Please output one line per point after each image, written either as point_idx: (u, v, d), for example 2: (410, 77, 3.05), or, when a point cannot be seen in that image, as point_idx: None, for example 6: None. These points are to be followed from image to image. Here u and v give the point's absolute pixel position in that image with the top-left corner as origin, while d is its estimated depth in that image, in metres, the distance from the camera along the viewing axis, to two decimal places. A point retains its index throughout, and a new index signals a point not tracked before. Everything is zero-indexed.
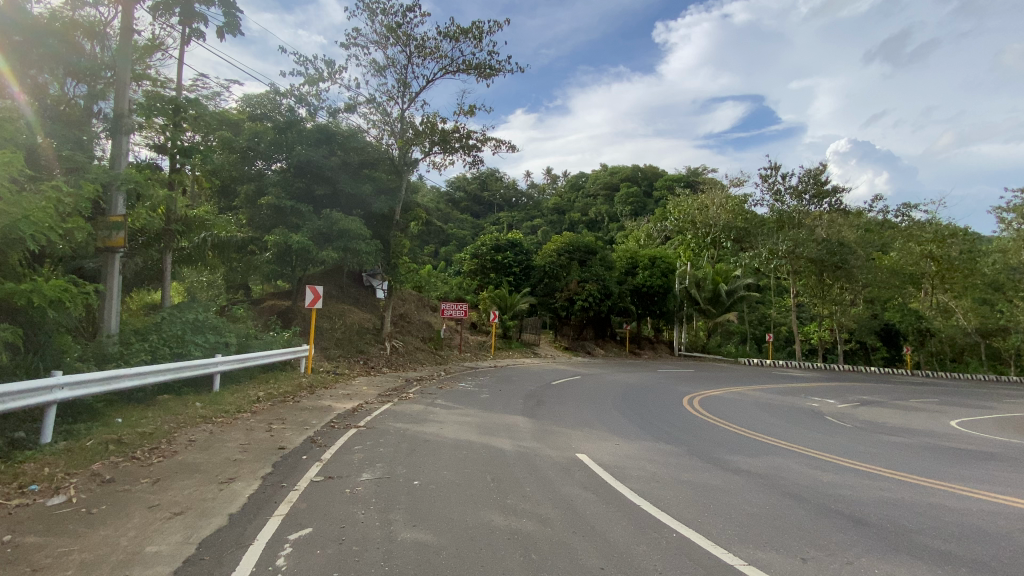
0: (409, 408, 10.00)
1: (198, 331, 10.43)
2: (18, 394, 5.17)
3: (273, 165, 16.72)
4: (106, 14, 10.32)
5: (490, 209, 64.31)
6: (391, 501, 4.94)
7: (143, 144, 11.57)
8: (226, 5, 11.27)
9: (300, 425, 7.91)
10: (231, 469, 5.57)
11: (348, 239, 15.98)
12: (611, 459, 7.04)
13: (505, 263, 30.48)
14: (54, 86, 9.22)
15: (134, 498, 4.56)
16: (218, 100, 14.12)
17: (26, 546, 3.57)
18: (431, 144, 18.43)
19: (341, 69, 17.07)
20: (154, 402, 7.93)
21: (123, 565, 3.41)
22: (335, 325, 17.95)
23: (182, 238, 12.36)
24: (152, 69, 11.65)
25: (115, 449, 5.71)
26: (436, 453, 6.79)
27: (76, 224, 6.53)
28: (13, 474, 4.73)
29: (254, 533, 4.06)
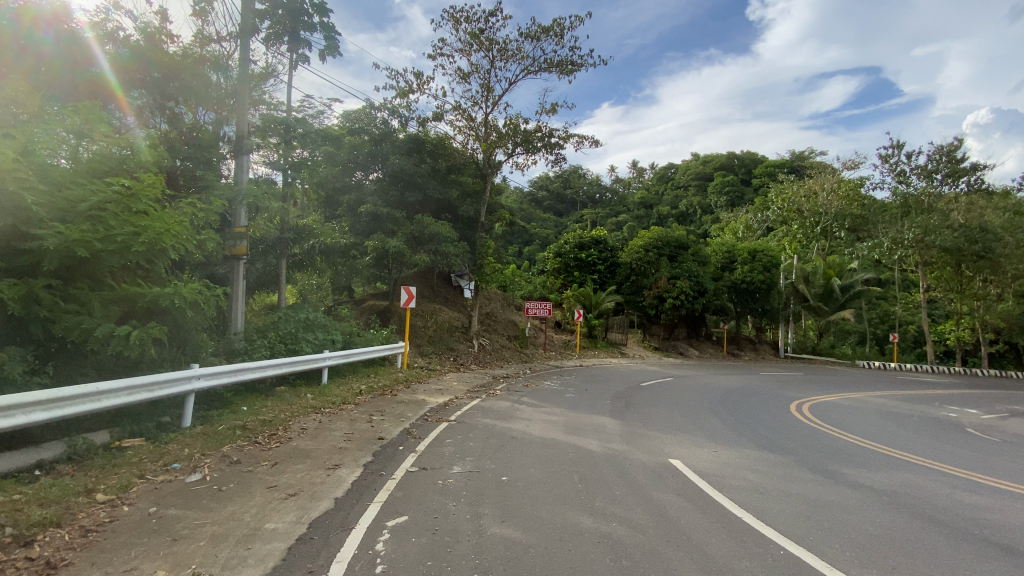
0: (497, 404, 10.20)
1: (309, 329, 11.47)
2: (164, 384, 5.98)
3: (370, 175, 17.77)
4: (227, 48, 11.63)
5: (574, 207, 63.91)
6: (480, 495, 5.04)
7: (260, 161, 12.89)
8: (326, 29, 12.26)
9: (396, 418, 8.37)
10: (336, 457, 6.01)
11: (438, 241, 16.82)
12: (707, 466, 6.64)
13: (590, 260, 30.16)
14: (188, 115, 10.58)
15: (255, 479, 5.06)
16: (321, 118, 15.36)
17: (169, 517, 4.09)
18: (514, 146, 18.66)
19: (428, 78, 17.77)
20: (272, 393, 8.82)
21: (247, 539, 3.80)
22: (428, 323, 18.85)
23: (294, 245, 13.68)
24: (267, 94, 12.93)
25: (240, 434, 6.41)
26: (523, 450, 6.83)
27: (207, 235, 7.46)
28: (160, 453, 5.47)
29: (357, 518, 4.33)
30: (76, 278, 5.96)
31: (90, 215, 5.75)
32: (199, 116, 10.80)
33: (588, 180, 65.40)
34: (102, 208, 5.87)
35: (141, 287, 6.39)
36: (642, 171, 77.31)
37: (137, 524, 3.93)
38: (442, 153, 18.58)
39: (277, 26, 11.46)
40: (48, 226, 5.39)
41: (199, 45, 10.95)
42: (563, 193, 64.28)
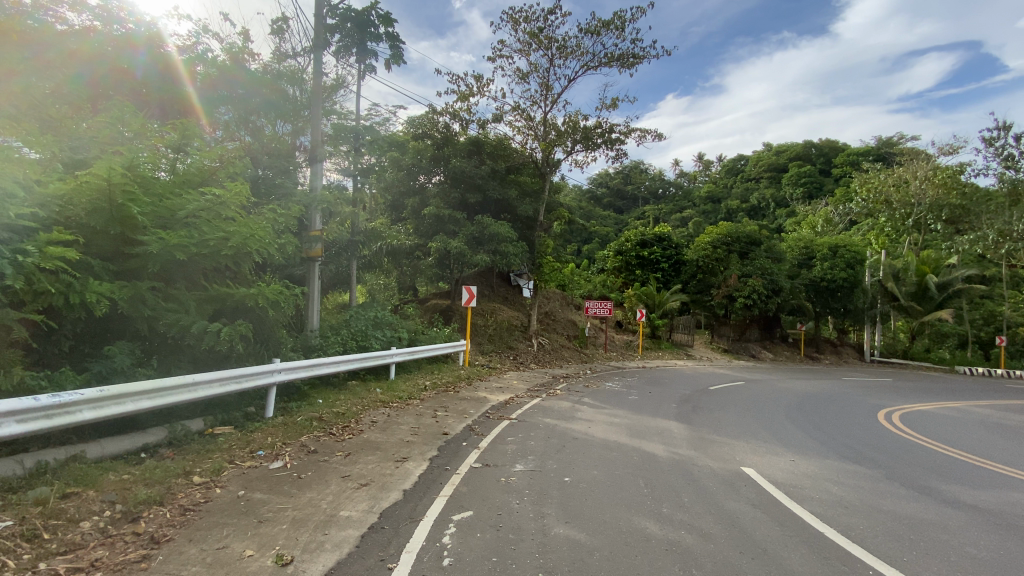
0: (558, 404, 10.14)
1: (377, 328, 12.00)
2: (250, 376, 6.46)
3: (433, 178, 18.32)
4: (302, 63, 12.38)
5: (635, 203, 62.41)
6: (543, 495, 5.03)
7: (334, 168, 13.65)
8: (392, 39, 12.77)
9: (460, 414, 8.55)
10: (404, 450, 6.23)
11: (498, 241, 16.99)
12: (783, 476, 6.24)
13: (652, 259, 30.17)
14: (268, 127, 11.35)
15: (330, 468, 5.34)
16: (387, 125, 16.02)
17: (256, 500, 4.40)
18: (573, 143, 18.49)
19: (488, 81, 17.98)
20: (345, 387, 9.30)
21: (324, 525, 4.02)
22: (488, 322, 19.13)
23: (363, 247, 14.34)
24: (338, 104, 13.64)
25: (316, 425, 6.81)
26: (586, 451, 6.73)
27: (287, 238, 7.96)
28: (247, 440, 5.92)
29: (424, 511, 4.45)
30: (174, 281, 6.52)
31: (186, 221, 6.30)
32: (278, 128, 11.56)
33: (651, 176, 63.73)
34: (197, 215, 6.40)
35: (230, 288, 6.93)
36: (709, 164, 74.15)
37: (228, 506, 4.27)
38: (502, 153, 18.75)
39: (346, 39, 12.04)
40: (151, 233, 5.96)
41: (278, 62, 11.80)
42: (624, 189, 63.23)
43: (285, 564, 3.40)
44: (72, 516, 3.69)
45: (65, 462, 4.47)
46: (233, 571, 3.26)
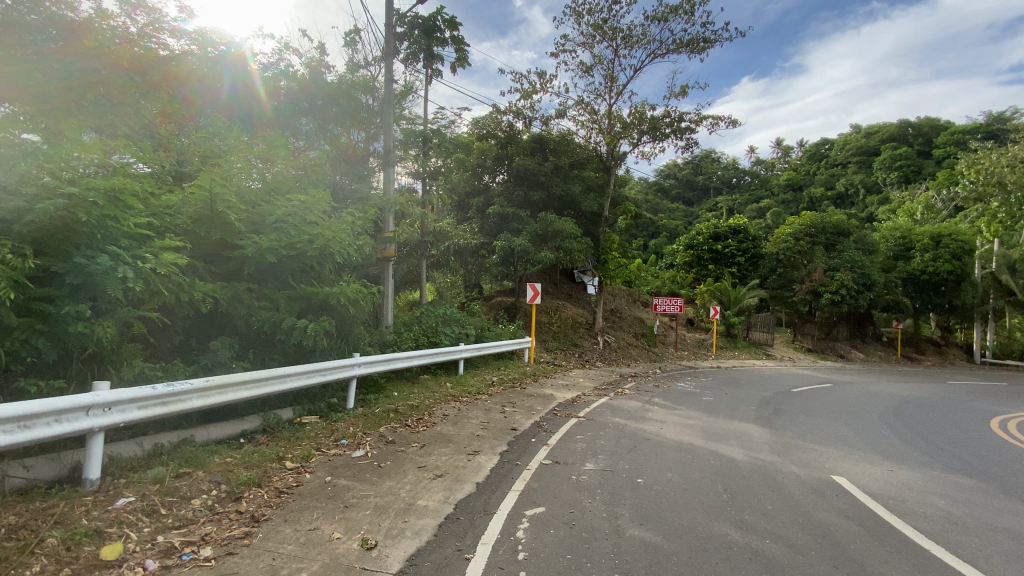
0: (627, 403, 9.93)
1: (446, 325, 12.36)
2: (333, 369, 6.89)
3: (497, 177, 18.73)
4: (374, 72, 12.92)
5: (706, 194, 59.72)
6: (616, 495, 4.94)
7: (405, 172, 14.21)
8: (458, 42, 13.07)
9: (528, 410, 8.60)
10: (475, 443, 6.37)
11: (562, 238, 16.90)
12: (879, 486, 5.72)
13: (726, 253, 29.49)
14: (344, 136, 11.76)
15: (407, 459, 5.57)
16: (453, 127, 16.41)
17: (341, 486, 4.69)
18: (640, 135, 17.99)
19: (552, 77, 17.90)
20: (417, 381, 9.66)
21: (403, 513, 4.19)
22: (552, 319, 19.10)
23: (432, 247, 14.80)
24: (407, 109, 14.16)
25: (393, 417, 7.13)
26: (659, 453, 6.54)
27: (363, 240, 8.38)
28: (331, 429, 6.31)
29: (497, 504, 4.53)
30: (266, 281, 7.09)
31: (277, 224, 6.81)
32: (354, 137, 11.95)
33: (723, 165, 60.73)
34: (285, 220, 6.89)
35: (315, 287, 7.43)
36: (788, 150, 69.41)
37: (317, 490, 4.56)
38: (566, 149, 18.58)
39: (414, 46, 12.45)
40: (246, 236, 6.52)
41: (352, 73, 12.40)
42: (693, 180, 60.95)
43: (370, 548, 3.58)
44: (184, 494, 4.09)
45: (178, 444, 4.96)
46: (324, 552, 3.49)
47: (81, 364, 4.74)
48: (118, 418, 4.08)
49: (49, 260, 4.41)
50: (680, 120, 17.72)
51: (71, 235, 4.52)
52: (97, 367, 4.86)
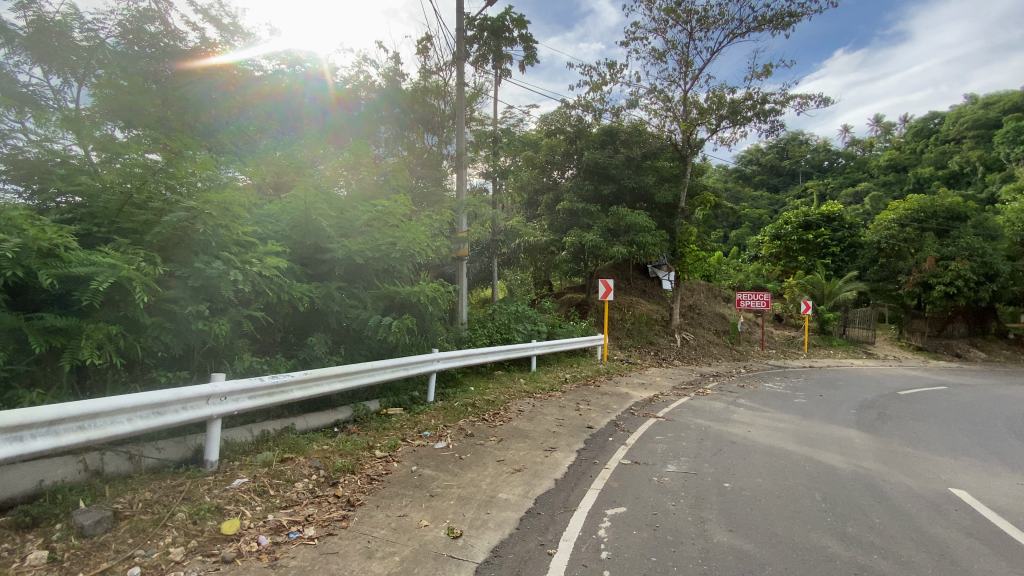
0: (708, 404, 9.49)
1: (518, 321, 12.50)
2: (415, 363, 7.22)
3: (566, 173, 18.61)
4: (445, 76, 13.34)
5: (792, 179, 55.44)
6: (701, 499, 4.74)
7: (476, 172, 14.52)
8: (526, 40, 13.12)
9: (603, 408, 8.48)
10: (552, 440, 6.39)
11: (635, 232, 16.45)
12: (1012, 503, 5.02)
13: (819, 242, 27.48)
14: (419, 140, 12.56)
15: (486, 452, 5.70)
16: (521, 124, 16.52)
17: (426, 476, 4.90)
18: (719, 120, 17.06)
19: (622, 66, 17.45)
20: (492, 376, 9.86)
21: (486, 505, 4.29)
22: (626, 316, 18.68)
23: (503, 245, 14.98)
24: (476, 110, 14.46)
25: (471, 411, 7.35)
26: (746, 457, 6.20)
27: (439, 240, 8.67)
28: (415, 422, 6.60)
29: (577, 501, 4.52)
30: (354, 282, 7.55)
31: (361, 229, 7.27)
32: (427, 142, 12.78)
33: (812, 147, 56.08)
34: (371, 225, 7.32)
35: (396, 286, 7.84)
36: (889, 127, 62.69)
37: (404, 478, 4.80)
38: (638, 140, 18.05)
39: (483, 48, 12.67)
40: (336, 240, 6.95)
41: (427, 79, 12.95)
42: (777, 165, 56.96)
43: (456, 537, 3.71)
44: (289, 477, 4.48)
45: (282, 432, 5.41)
46: (414, 538, 3.66)
47: (200, 358, 5.27)
48: (231, 406, 4.51)
49: (174, 266, 4.96)
50: (764, 102, 16.59)
51: (190, 243, 5.06)
52: (214, 360, 5.38)
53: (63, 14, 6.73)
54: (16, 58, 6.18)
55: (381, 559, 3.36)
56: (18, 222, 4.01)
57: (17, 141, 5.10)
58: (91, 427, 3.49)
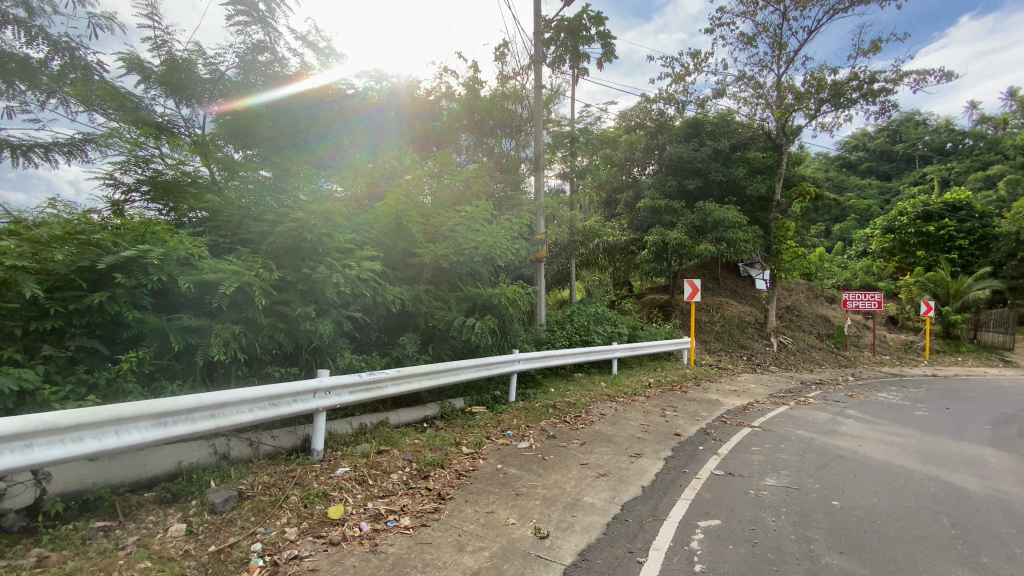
0: (811, 414, 8.73)
1: (599, 323, 12.33)
2: (497, 363, 7.38)
3: (647, 169, 18.08)
4: (523, 79, 13.49)
5: (908, 165, 49.53)
6: (805, 516, 4.37)
7: (554, 172, 14.52)
8: (605, 36, 12.94)
9: (691, 415, 8.10)
10: (637, 446, 6.22)
11: (724, 228, 15.50)
12: None
13: (944, 235, 24.07)
14: (498, 145, 13.08)
15: (570, 455, 5.67)
16: (599, 123, 16.30)
17: (511, 474, 4.98)
18: (818, 104, 15.68)
19: (707, 55, 16.62)
20: (572, 378, 9.80)
21: (571, 507, 4.28)
22: (714, 318, 17.79)
23: (582, 246, 14.85)
24: (554, 111, 14.50)
25: (552, 413, 7.36)
26: (856, 473, 5.62)
27: (519, 243, 8.81)
28: (498, 421, 6.74)
29: (666, 510, 4.36)
30: (440, 284, 7.89)
31: (446, 234, 7.60)
32: (505, 146, 13.21)
33: (932, 127, 49.74)
34: (455, 229, 7.65)
35: (477, 288, 8.11)
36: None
37: (490, 476, 4.92)
38: (726, 131, 17.10)
39: (561, 49, 12.67)
40: (423, 246, 7.32)
41: (506, 84, 13.22)
42: (888, 150, 51.22)
43: (543, 537, 3.73)
44: (385, 468, 4.76)
45: (377, 425, 5.77)
46: (502, 535, 3.73)
47: (308, 355, 5.75)
48: (334, 399, 4.89)
49: (286, 272, 5.48)
50: (873, 81, 15.02)
51: (299, 251, 5.56)
52: (319, 357, 5.84)
53: (190, 52, 7.69)
54: (153, 92, 7.18)
55: (471, 553, 3.46)
56: (160, 235, 4.63)
57: (157, 165, 5.68)
58: (221, 415, 3.94)
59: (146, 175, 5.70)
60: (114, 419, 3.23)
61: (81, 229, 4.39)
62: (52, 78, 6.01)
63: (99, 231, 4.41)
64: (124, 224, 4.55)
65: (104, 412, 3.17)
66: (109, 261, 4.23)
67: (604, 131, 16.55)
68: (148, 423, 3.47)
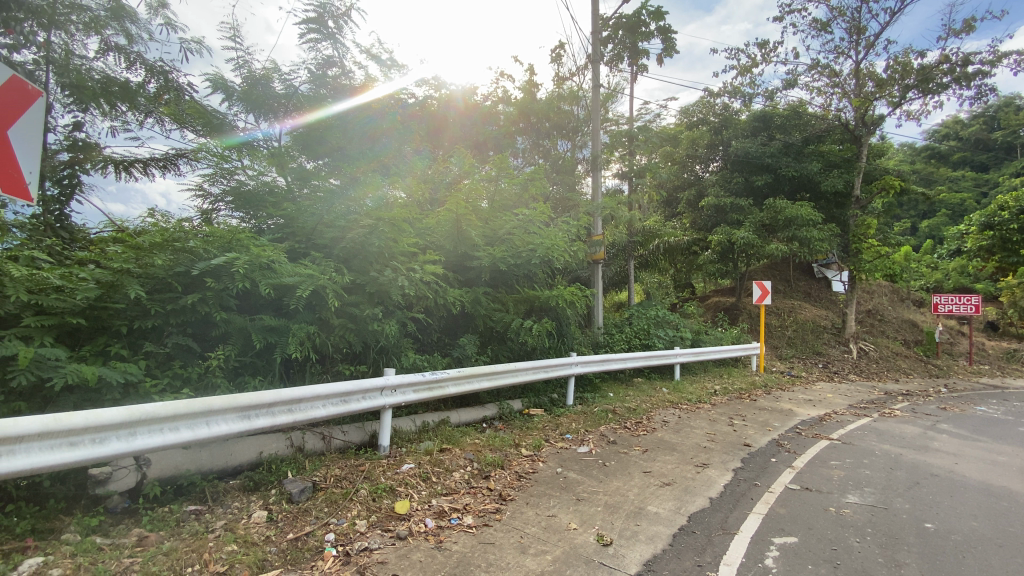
0: (897, 427, 8.02)
1: (660, 327, 12.00)
2: (556, 366, 7.35)
3: (711, 167, 17.43)
4: (581, 79, 13.38)
5: (1010, 154, 44.52)
6: (894, 539, 4.01)
7: (612, 172, 14.29)
8: (665, 31, 12.61)
9: (761, 425, 7.68)
10: (702, 455, 5.97)
11: (796, 227, 14.59)
12: None
13: None
14: (554, 147, 13.05)
15: (632, 462, 5.53)
16: (659, 120, 15.88)
17: (572, 479, 4.93)
18: (903, 91, 14.45)
19: (776, 44, 15.77)
20: (632, 383, 9.58)
21: (635, 516, 4.17)
22: (785, 324, 16.86)
23: (641, 247, 14.52)
24: (611, 110, 14.29)
25: (612, 418, 7.21)
26: (953, 494, 5.10)
27: (576, 245, 8.76)
28: (557, 424, 6.71)
29: (737, 524, 4.15)
30: (498, 286, 7.99)
31: (504, 237, 7.70)
32: (561, 147, 13.15)
33: None
34: (512, 232, 7.74)
35: (535, 291, 8.13)
36: None
37: (550, 479, 4.90)
38: (797, 123, 16.23)
39: (619, 47, 12.47)
40: (482, 249, 7.43)
41: (563, 85, 13.17)
42: (986, 138, 46.26)
43: (607, 545, 3.67)
44: (448, 466, 4.86)
45: (439, 424, 5.90)
46: (564, 540, 3.70)
47: (375, 354, 5.97)
48: (399, 397, 5.06)
49: (356, 275, 5.74)
50: (967, 63, 13.64)
51: (367, 255, 5.80)
52: (385, 357, 6.05)
53: (267, 69, 8.24)
54: (235, 108, 7.76)
55: (534, 556, 3.45)
56: (245, 242, 4.99)
57: (240, 176, 6.12)
58: (297, 410, 4.18)
59: (230, 186, 6.17)
60: (206, 411, 3.50)
61: (177, 237, 4.79)
62: (149, 99, 6.67)
63: (191, 239, 4.80)
64: (213, 232, 4.93)
65: (197, 405, 3.45)
66: (201, 266, 4.61)
67: (664, 128, 16.15)
68: (234, 415, 3.73)
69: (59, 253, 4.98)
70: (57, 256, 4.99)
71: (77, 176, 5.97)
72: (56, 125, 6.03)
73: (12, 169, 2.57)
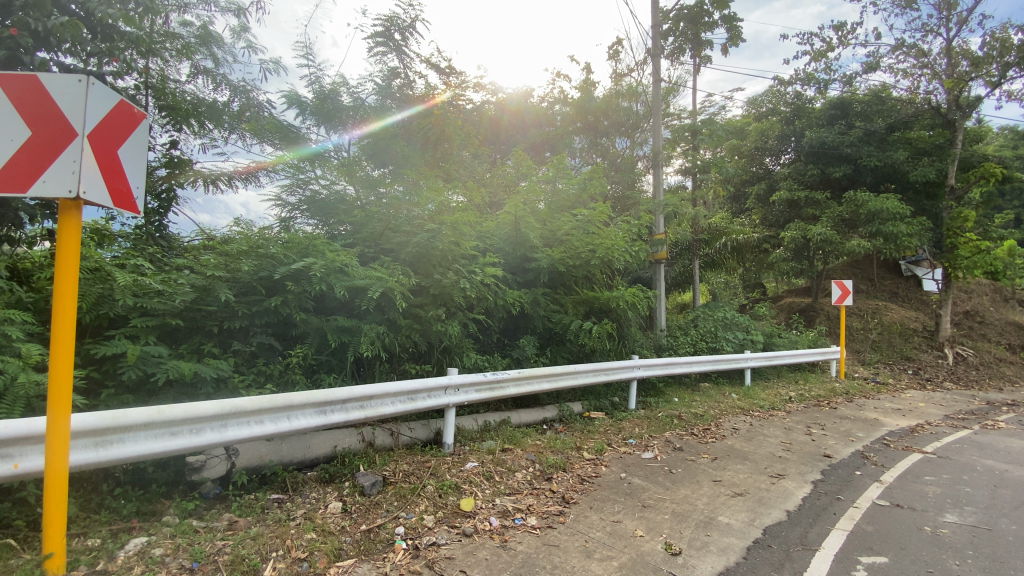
0: (1005, 441, 7.19)
1: (728, 329, 11.47)
2: (617, 369, 7.22)
3: (783, 159, 16.46)
4: (640, 75, 13.07)
5: None
6: (1003, 565, 3.60)
7: (674, 169, 13.86)
8: (730, 20, 12.07)
9: (843, 435, 7.15)
10: (778, 465, 5.64)
11: (881, 221, 13.47)
12: None
13: None
14: (613, 145, 12.84)
15: (700, 469, 5.33)
16: (724, 112, 15.21)
17: (636, 484, 4.82)
18: (1005, 68, 12.98)
19: (855, 25, 14.67)
20: (698, 388, 9.22)
21: (704, 526, 4.01)
22: (869, 327, 15.60)
23: (706, 245, 13.97)
24: (673, 105, 13.88)
25: (677, 424, 6.98)
26: None
27: (637, 245, 8.57)
28: (619, 428, 6.58)
29: (818, 540, 3.88)
30: (558, 287, 7.96)
31: (563, 238, 7.68)
32: (620, 145, 12.91)
33: None
34: (571, 233, 7.70)
35: (595, 292, 8.03)
36: None
37: (614, 484, 4.81)
38: (881, 109, 14.97)
39: (680, 39, 12.07)
40: (541, 250, 7.44)
41: (622, 81, 12.93)
42: None
43: (675, 554, 3.55)
44: (510, 466, 4.90)
45: (500, 424, 5.97)
46: (630, 546, 3.62)
47: (439, 354, 6.13)
48: (462, 397, 5.17)
49: (421, 278, 5.92)
50: None
51: (430, 259, 5.97)
52: (448, 357, 6.19)
53: (336, 83, 8.67)
54: (308, 121, 8.25)
55: (600, 561, 3.41)
56: (320, 248, 5.29)
57: (314, 186, 6.51)
58: (369, 406, 4.38)
59: (305, 195, 6.57)
60: (287, 406, 3.75)
61: (260, 244, 5.18)
62: (232, 117, 7.24)
63: (272, 245, 5.17)
64: (292, 238, 5.28)
65: (279, 399, 3.69)
66: (282, 271, 4.94)
67: (730, 121, 15.45)
68: (312, 410, 3.96)
69: (160, 260, 5.50)
70: (159, 263, 5.52)
71: (173, 190, 6.54)
72: (156, 144, 6.67)
73: (119, 182, 2.70)
